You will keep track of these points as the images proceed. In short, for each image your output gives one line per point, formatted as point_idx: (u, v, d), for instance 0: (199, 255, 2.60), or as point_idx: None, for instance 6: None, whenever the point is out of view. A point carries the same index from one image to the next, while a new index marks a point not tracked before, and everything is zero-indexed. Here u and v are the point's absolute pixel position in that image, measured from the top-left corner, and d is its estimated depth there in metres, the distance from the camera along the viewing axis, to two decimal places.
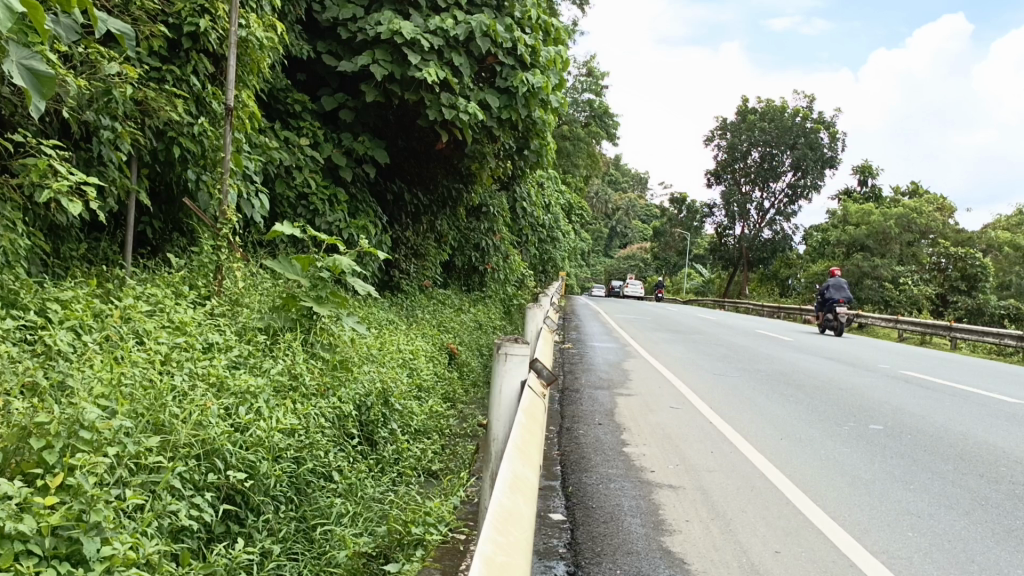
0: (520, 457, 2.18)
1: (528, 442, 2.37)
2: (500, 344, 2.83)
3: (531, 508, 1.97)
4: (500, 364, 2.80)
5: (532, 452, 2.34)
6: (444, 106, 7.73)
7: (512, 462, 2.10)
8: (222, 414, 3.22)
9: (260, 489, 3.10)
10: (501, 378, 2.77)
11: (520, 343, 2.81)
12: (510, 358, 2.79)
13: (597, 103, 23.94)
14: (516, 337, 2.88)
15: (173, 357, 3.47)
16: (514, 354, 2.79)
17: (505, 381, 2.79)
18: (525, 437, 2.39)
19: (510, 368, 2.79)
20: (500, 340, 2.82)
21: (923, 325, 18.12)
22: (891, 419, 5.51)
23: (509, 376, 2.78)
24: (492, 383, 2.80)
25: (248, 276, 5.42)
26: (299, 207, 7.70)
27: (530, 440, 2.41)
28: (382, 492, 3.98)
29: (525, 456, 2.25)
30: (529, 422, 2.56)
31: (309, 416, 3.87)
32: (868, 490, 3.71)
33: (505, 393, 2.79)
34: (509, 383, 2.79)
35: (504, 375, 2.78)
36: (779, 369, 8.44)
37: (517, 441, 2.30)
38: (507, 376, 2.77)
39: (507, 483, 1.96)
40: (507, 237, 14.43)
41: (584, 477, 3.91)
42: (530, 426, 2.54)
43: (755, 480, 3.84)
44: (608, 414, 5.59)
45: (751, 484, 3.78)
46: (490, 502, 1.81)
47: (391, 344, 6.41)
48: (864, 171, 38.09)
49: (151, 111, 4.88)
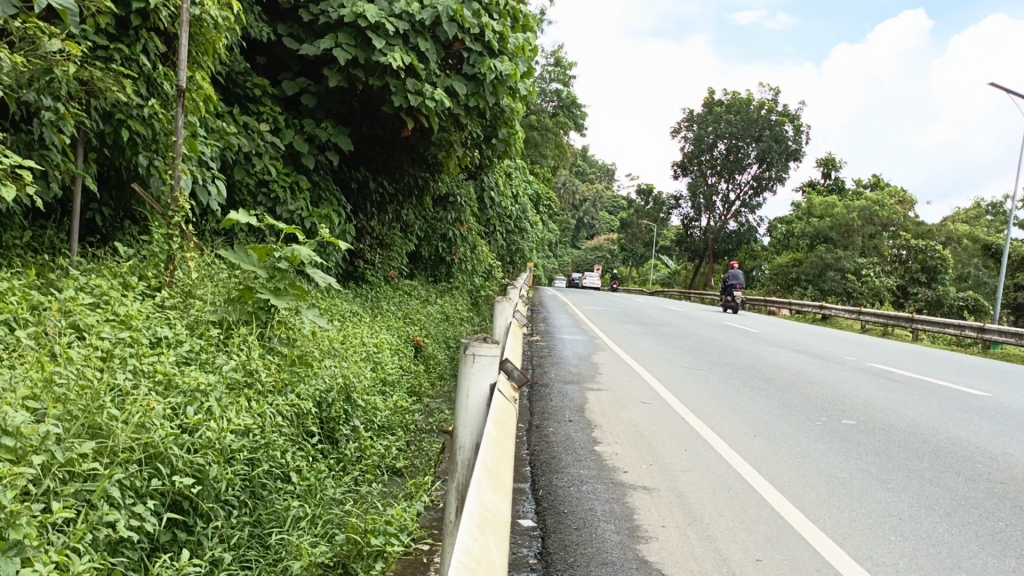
0: (491, 483, 2.02)
1: (498, 462, 2.21)
2: (467, 344, 2.58)
3: (503, 544, 1.80)
4: (467, 365, 2.59)
5: (504, 472, 2.18)
6: (410, 92, 7.53)
7: (481, 488, 1.93)
8: (168, 415, 3.01)
9: (209, 494, 2.91)
10: (468, 381, 2.57)
11: (490, 343, 2.59)
12: (480, 359, 2.58)
13: (565, 93, 23.84)
14: (485, 335, 2.64)
15: (116, 353, 3.25)
16: (482, 356, 2.59)
17: (472, 385, 2.59)
18: (496, 456, 2.23)
19: (479, 370, 2.60)
20: (468, 339, 2.59)
21: (886, 317, 18.28)
22: (864, 414, 5.45)
23: (477, 381, 2.59)
24: (458, 386, 2.60)
25: (203, 266, 5.19)
26: (259, 195, 7.46)
27: (500, 458, 2.26)
28: (342, 493, 3.83)
29: (497, 479, 2.08)
30: (499, 437, 2.41)
31: (265, 414, 3.67)
32: (848, 491, 3.62)
33: (472, 397, 2.60)
34: (477, 387, 2.60)
35: (472, 377, 2.58)
36: (748, 362, 8.39)
37: (486, 461, 2.13)
38: (475, 378, 2.58)
39: (477, 517, 1.78)
40: (474, 226, 14.25)
41: (556, 479, 3.76)
42: (501, 441, 2.39)
43: (732, 481, 3.73)
44: (578, 410, 5.45)
45: (728, 485, 3.67)
46: (458, 542, 1.62)
47: (355, 337, 6.21)
48: (828, 163, 38.44)
49: (97, 92, 4.62)
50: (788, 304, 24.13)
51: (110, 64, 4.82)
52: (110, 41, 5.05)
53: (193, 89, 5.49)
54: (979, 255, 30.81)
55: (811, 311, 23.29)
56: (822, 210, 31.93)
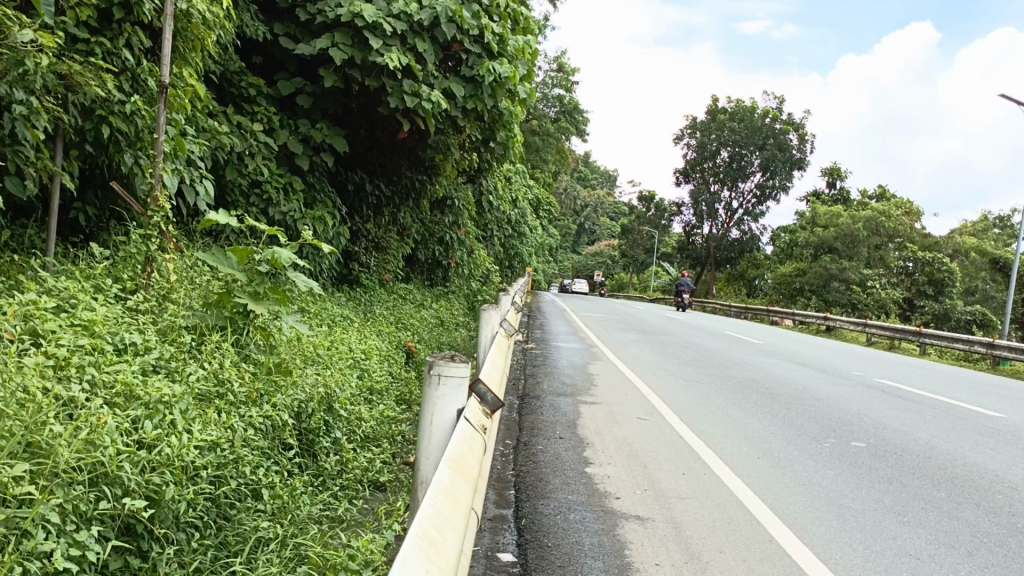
0: (426, 557, 1.73)
1: (443, 524, 1.93)
2: (433, 364, 2.57)
3: None
4: (432, 387, 2.57)
5: (446, 539, 1.91)
6: (407, 94, 7.32)
7: (408, 563, 1.64)
8: (123, 430, 2.77)
9: (165, 516, 2.69)
10: (433, 403, 2.57)
11: (457, 364, 2.57)
12: (445, 380, 2.56)
13: (567, 98, 23.71)
14: (452, 354, 2.63)
15: (72, 361, 3.00)
16: (449, 378, 2.56)
17: (437, 409, 2.58)
18: (440, 516, 1.95)
19: (445, 393, 2.57)
20: (433, 358, 2.57)
21: (892, 329, 18.04)
22: (872, 435, 5.24)
23: (442, 406, 2.58)
24: (423, 408, 2.59)
25: (184, 268, 4.96)
26: (251, 196, 7.24)
27: (446, 519, 1.98)
28: (318, 513, 3.63)
29: (435, 551, 1.80)
30: (452, 486, 2.14)
31: (234, 428, 3.44)
32: (859, 525, 3.41)
33: (436, 423, 2.58)
34: (442, 412, 2.58)
35: (437, 400, 2.57)
36: (749, 375, 8.19)
37: (426, 525, 1.84)
38: (441, 402, 2.56)
39: None
40: (472, 230, 14.05)
41: (540, 506, 3.53)
42: (453, 493, 2.12)
43: (732, 511, 3.52)
44: (569, 426, 5.25)
45: (728, 516, 3.46)
46: None
47: (342, 344, 5.99)
48: (834, 173, 38.21)
49: (75, 86, 4.35)
50: (792, 314, 23.93)
51: (90, 58, 4.54)
52: (91, 34, 4.80)
53: (180, 85, 5.25)
54: (987, 268, 30.57)
55: (814, 322, 23.08)
56: (827, 220, 31.69)
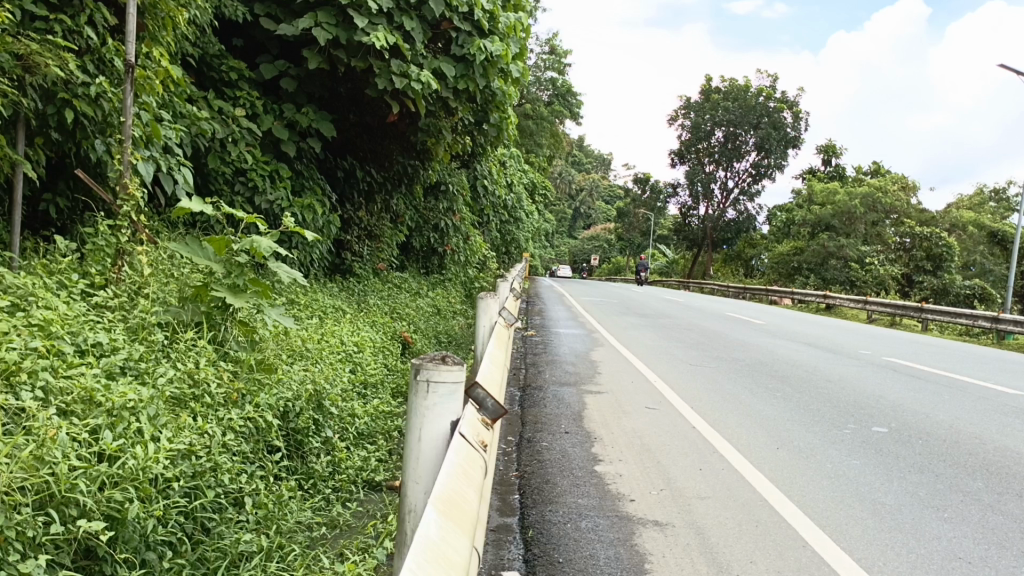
0: None
1: None
2: (421, 369, 2.21)
3: None
4: (422, 396, 2.23)
5: None
6: (395, 74, 7.00)
7: None
8: (77, 443, 2.49)
9: (130, 537, 2.42)
10: (422, 414, 2.22)
11: (450, 367, 2.21)
12: (435, 388, 2.21)
13: (561, 81, 23.43)
14: (444, 355, 2.26)
15: (23, 366, 2.69)
16: (440, 386, 2.22)
17: (428, 421, 2.25)
18: None
19: (437, 403, 2.24)
20: (419, 361, 2.21)
21: (894, 306, 17.80)
22: (894, 419, 4.97)
23: (434, 418, 2.24)
24: (412, 421, 2.24)
25: (162, 260, 4.67)
26: (236, 184, 6.92)
27: None
28: (307, 520, 3.37)
29: None
30: (443, 541, 1.77)
31: (209, 433, 3.15)
32: (898, 523, 3.14)
33: (427, 438, 2.25)
34: (433, 425, 2.25)
35: (427, 412, 2.22)
36: (758, 358, 7.91)
37: None
38: (430, 413, 2.23)
39: None
40: (467, 215, 13.72)
41: (549, 514, 3.25)
42: (443, 550, 1.74)
43: (759, 513, 3.25)
44: (575, 419, 4.97)
45: (755, 519, 3.19)
46: None
47: (332, 336, 5.68)
48: (828, 150, 37.90)
49: (34, 67, 4.04)
50: (792, 294, 23.77)
51: (48, 36, 4.21)
52: (50, 11, 4.45)
53: (151, 66, 4.90)
54: (985, 242, 30.32)
55: (814, 301, 22.93)
56: (823, 198, 31.45)
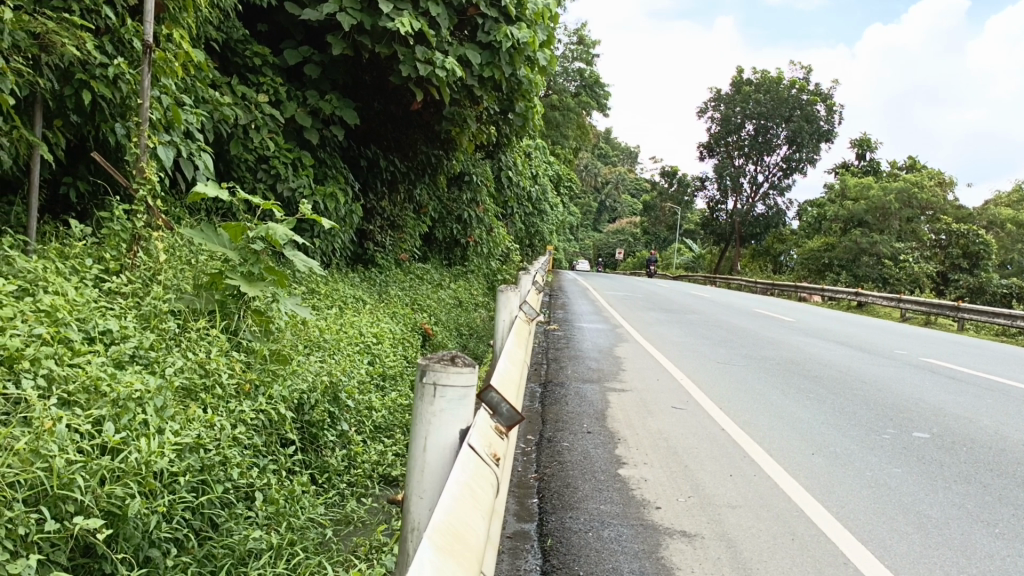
0: None
1: None
2: (427, 371, 2.01)
3: None
4: (428, 402, 2.03)
5: None
6: (420, 61, 6.85)
7: None
8: (79, 436, 2.37)
9: (131, 535, 2.30)
10: (428, 421, 2.03)
11: (458, 371, 2.01)
12: (442, 392, 2.01)
13: (589, 72, 23.30)
14: (454, 354, 2.06)
15: (25, 354, 2.59)
16: (448, 390, 2.02)
17: (434, 430, 2.05)
18: None
19: (444, 409, 2.04)
20: (426, 362, 2.01)
21: (929, 304, 17.40)
22: (933, 424, 4.76)
23: (440, 427, 2.04)
24: (416, 428, 2.06)
25: (179, 247, 4.57)
26: (259, 171, 6.82)
27: None
28: (321, 516, 3.26)
29: None
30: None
31: (218, 426, 3.03)
32: (945, 540, 2.97)
33: (432, 447, 2.06)
34: (440, 434, 2.06)
35: (432, 419, 2.03)
36: (788, 356, 7.71)
37: None
38: (438, 420, 2.03)
39: None
40: (491, 207, 13.58)
41: (569, 520, 3.12)
42: None
43: (795, 525, 3.09)
44: (598, 417, 4.83)
45: (791, 532, 3.03)
46: None
47: (351, 327, 5.56)
48: (862, 144, 37.23)
49: (50, 47, 3.93)
50: (821, 290, 23.44)
51: (65, 14, 4.10)
52: None
53: (172, 49, 4.78)
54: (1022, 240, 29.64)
55: (844, 298, 22.57)
56: (856, 193, 30.95)
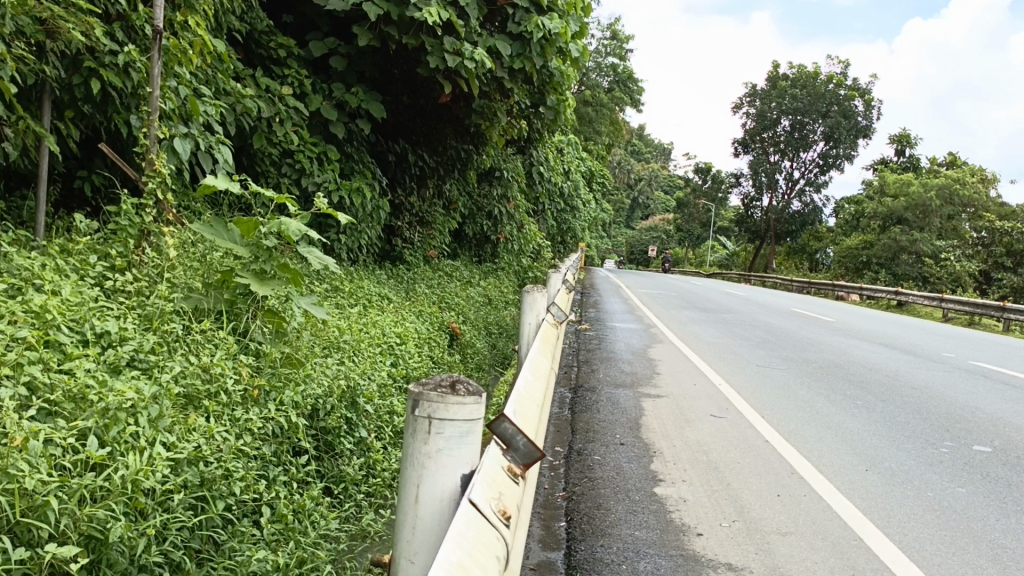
0: None
1: None
2: (421, 405, 1.84)
3: None
4: (423, 440, 1.85)
5: None
6: (448, 52, 6.58)
7: None
8: (56, 452, 2.16)
9: (114, 561, 2.09)
10: (420, 463, 1.86)
11: (455, 403, 1.83)
12: (436, 427, 1.84)
13: (623, 68, 23.16)
14: (453, 380, 1.89)
15: (8, 359, 2.41)
16: (446, 426, 1.84)
17: (429, 474, 1.86)
18: None
19: (439, 450, 1.86)
20: (422, 391, 1.85)
21: (974, 304, 16.81)
22: (997, 437, 4.41)
23: (435, 471, 1.86)
24: (407, 472, 1.88)
25: (193, 243, 4.37)
26: (282, 166, 6.60)
27: None
28: (336, 531, 3.01)
29: None
30: None
31: (219, 437, 2.79)
32: None
33: (425, 495, 1.87)
34: (435, 480, 1.87)
35: (426, 461, 1.85)
36: (831, 359, 7.36)
37: None
38: (433, 462, 1.85)
39: None
40: (523, 203, 13.31)
41: (600, 548, 2.86)
42: None
43: (855, 557, 2.79)
44: (631, 426, 4.57)
45: (851, 566, 2.73)
46: None
47: (373, 327, 5.33)
48: (902, 139, 36.35)
49: (55, 34, 3.73)
50: (860, 289, 22.85)
51: None
52: None
53: (186, 36, 4.55)
54: None
55: (884, 297, 21.96)
56: (895, 189, 29.96)
